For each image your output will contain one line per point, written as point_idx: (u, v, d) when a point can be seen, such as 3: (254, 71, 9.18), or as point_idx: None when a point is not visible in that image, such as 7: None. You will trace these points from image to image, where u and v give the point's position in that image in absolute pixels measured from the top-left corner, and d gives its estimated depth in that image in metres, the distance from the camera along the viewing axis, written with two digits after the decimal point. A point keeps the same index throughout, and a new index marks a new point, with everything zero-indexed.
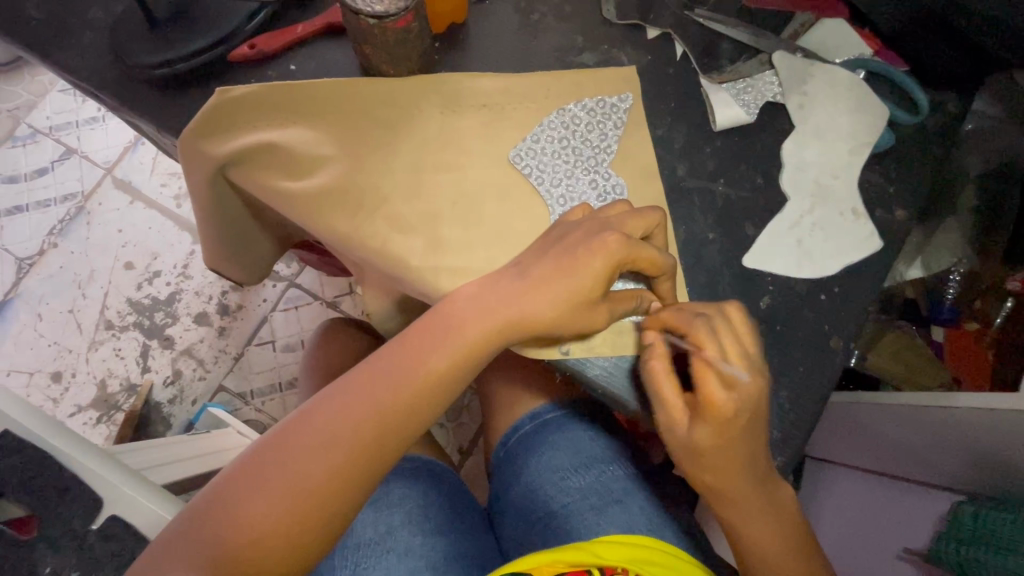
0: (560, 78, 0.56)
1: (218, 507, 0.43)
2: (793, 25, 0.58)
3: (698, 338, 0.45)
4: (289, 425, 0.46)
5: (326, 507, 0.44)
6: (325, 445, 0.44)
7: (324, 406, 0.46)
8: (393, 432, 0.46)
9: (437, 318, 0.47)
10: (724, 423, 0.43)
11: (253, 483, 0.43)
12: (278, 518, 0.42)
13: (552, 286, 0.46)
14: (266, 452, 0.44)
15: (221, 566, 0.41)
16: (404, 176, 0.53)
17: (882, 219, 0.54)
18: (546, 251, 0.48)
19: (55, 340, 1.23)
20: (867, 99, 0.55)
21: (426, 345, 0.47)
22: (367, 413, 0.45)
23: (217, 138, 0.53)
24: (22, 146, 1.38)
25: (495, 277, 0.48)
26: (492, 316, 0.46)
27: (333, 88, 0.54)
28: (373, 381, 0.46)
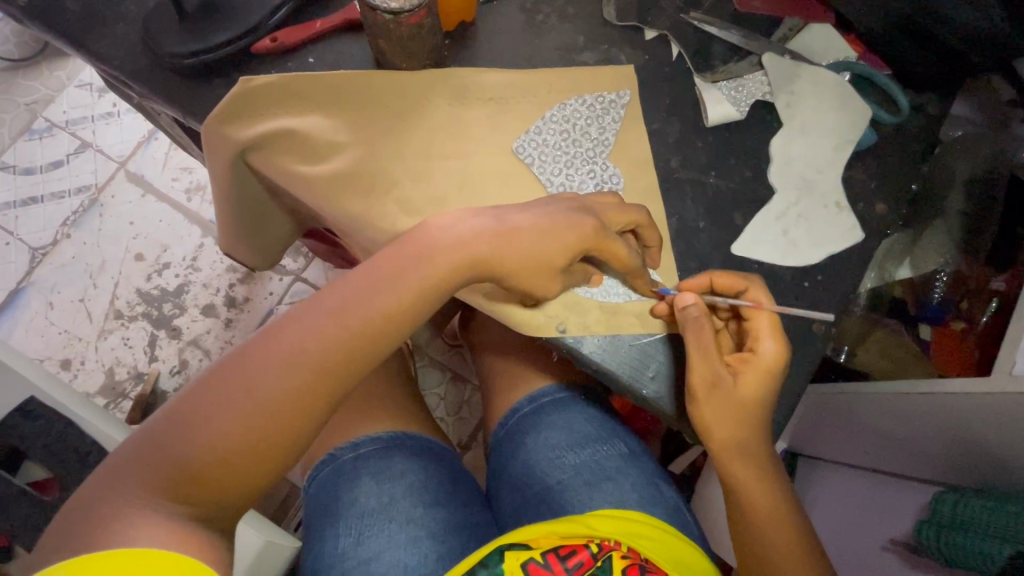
0: (562, 75, 0.60)
1: (179, 428, 0.45)
2: (782, 29, 0.62)
3: (754, 295, 0.52)
4: (249, 351, 0.47)
5: (291, 423, 0.46)
6: (288, 366, 0.46)
7: (286, 331, 0.47)
8: (359, 357, 0.48)
9: (403, 249, 0.49)
10: (774, 368, 0.49)
11: (216, 399, 0.45)
12: (242, 433, 0.45)
13: (527, 257, 0.49)
14: (227, 375, 0.46)
15: (187, 474, 0.44)
16: (414, 163, 0.57)
17: (864, 212, 0.57)
18: (525, 215, 0.50)
19: (65, 328, 1.27)
20: (851, 99, 0.58)
21: (390, 276, 0.48)
22: (330, 337, 0.47)
23: (240, 125, 0.56)
24: (39, 139, 1.42)
25: (465, 218, 0.50)
26: (463, 254, 0.49)
27: (349, 79, 0.57)
28: (336, 307, 0.47)
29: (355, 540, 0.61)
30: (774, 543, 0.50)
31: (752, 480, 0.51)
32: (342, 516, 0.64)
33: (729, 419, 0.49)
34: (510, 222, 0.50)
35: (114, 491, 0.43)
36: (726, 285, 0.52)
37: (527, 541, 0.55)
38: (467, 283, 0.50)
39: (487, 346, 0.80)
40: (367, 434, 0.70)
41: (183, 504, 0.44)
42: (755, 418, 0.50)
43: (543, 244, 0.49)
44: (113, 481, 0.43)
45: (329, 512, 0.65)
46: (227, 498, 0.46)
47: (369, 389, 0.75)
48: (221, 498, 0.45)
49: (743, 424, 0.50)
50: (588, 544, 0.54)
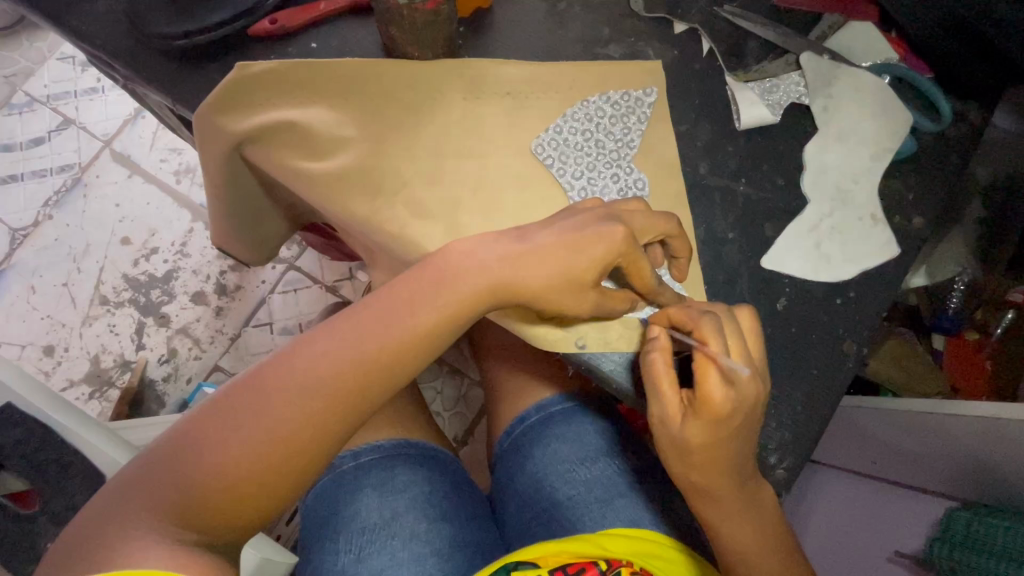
0: (585, 69, 0.55)
1: (186, 452, 0.42)
2: (822, 26, 0.58)
3: (701, 332, 0.43)
4: (261, 374, 0.44)
5: (303, 453, 0.43)
6: (302, 392, 0.43)
7: (302, 356, 0.44)
8: (376, 383, 0.45)
9: (426, 271, 0.46)
10: (717, 419, 0.42)
11: (224, 425, 0.42)
12: (251, 463, 0.42)
13: (552, 276, 0.46)
14: (238, 398, 0.43)
15: (190, 505, 0.41)
16: (426, 162, 0.53)
17: (901, 225, 0.54)
18: (547, 232, 0.47)
19: (48, 313, 1.22)
20: (893, 105, 0.55)
21: (413, 298, 0.46)
22: (348, 362, 0.44)
23: (235, 115, 0.52)
24: (18, 114, 1.35)
25: (489, 240, 0.48)
26: (484, 275, 0.46)
27: (355, 68, 0.53)
28: (355, 331, 0.45)
29: (356, 557, 0.58)
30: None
31: (742, 518, 0.46)
32: (343, 530, 0.61)
33: (686, 455, 0.44)
34: (533, 241, 0.47)
35: (118, 516, 0.40)
36: (680, 320, 0.46)
37: (536, 560, 0.54)
38: (492, 308, 0.47)
39: (493, 351, 0.77)
40: (368, 443, 0.68)
41: (190, 533, 0.41)
42: (739, 459, 0.44)
43: (566, 260, 0.46)
44: (117, 506, 0.41)
45: (329, 524, 0.62)
46: (235, 528, 0.43)
47: None
48: (229, 528, 0.42)
49: (728, 465, 0.44)
50: (597, 563, 0.54)
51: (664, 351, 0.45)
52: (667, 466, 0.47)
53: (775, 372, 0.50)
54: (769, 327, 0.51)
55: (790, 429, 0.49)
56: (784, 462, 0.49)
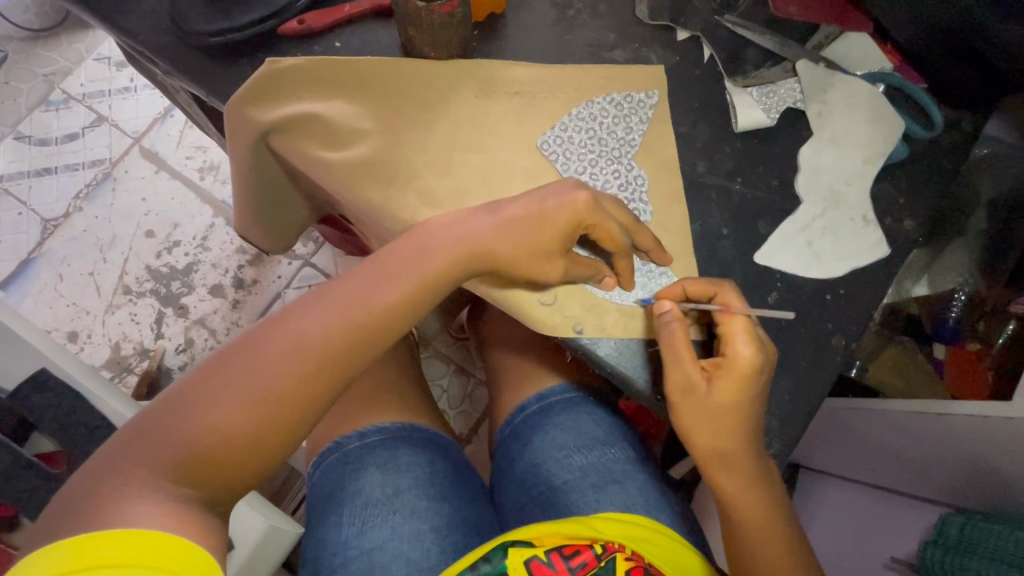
0: (591, 72, 0.59)
1: (182, 408, 0.45)
2: (819, 35, 0.60)
3: (722, 297, 0.50)
4: (255, 336, 0.48)
5: (296, 406, 0.47)
6: (294, 350, 0.47)
7: (295, 320, 0.49)
8: (362, 344, 0.49)
9: (410, 245, 0.51)
10: (745, 375, 0.46)
11: (220, 382, 0.46)
12: (246, 415, 0.46)
13: (524, 248, 0.51)
14: (233, 358, 0.47)
15: (186, 456, 0.44)
16: (438, 155, 0.56)
17: (892, 227, 0.56)
18: (518, 199, 0.52)
19: (73, 301, 1.27)
20: (886, 112, 0.57)
21: (397, 268, 0.50)
22: (337, 325, 0.49)
23: (263, 107, 0.56)
24: (55, 111, 1.42)
25: (466, 211, 0.53)
26: (462, 244, 0.51)
27: (374, 65, 0.57)
28: (343, 297, 0.49)
29: (359, 529, 0.61)
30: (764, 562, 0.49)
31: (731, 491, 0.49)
32: (348, 505, 0.64)
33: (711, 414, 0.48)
34: (504, 213, 0.52)
35: (118, 470, 0.43)
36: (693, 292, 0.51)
37: (532, 539, 0.54)
38: (468, 272, 0.52)
39: (496, 341, 0.81)
40: (374, 425, 0.70)
41: (187, 485, 0.44)
42: (737, 428, 0.48)
43: (554, 239, 0.50)
44: (115, 461, 0.44)
45: (334, 500, 0.65)
46: (231, 479, 0.46)
47: (377, 381, 0.75)
48: (224, 479, 0.46)
49: (717, 439, 0.48)
50: (592, 545, 0.54)
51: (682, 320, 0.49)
52: (686, 435, 0.50)
53: None
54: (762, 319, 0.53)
55: (778, 417, 0.51)
56: (771, 449, 0.51)
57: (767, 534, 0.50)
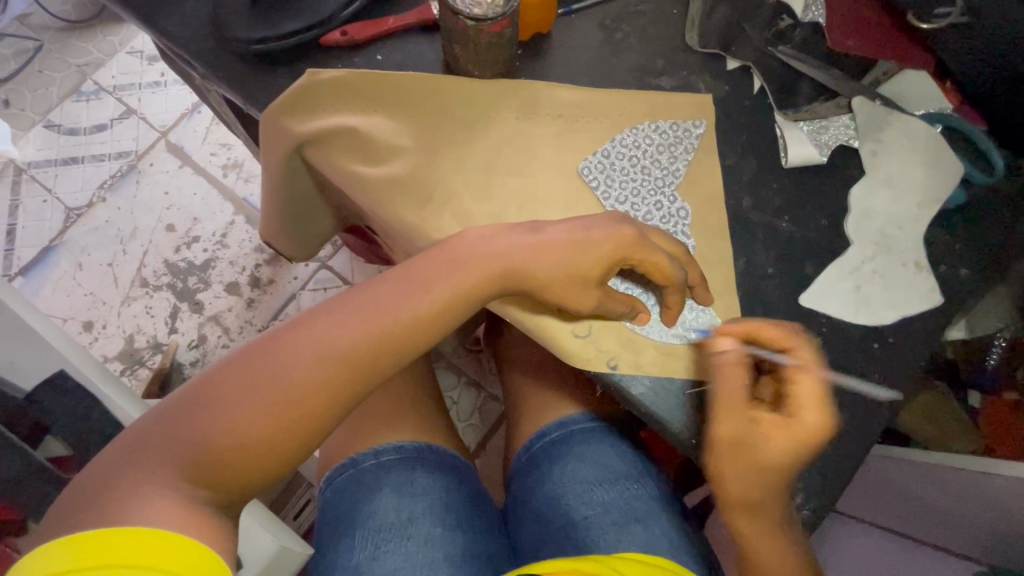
0: (636, 97, 0.57)
1: (202, 406, 0.44)
2: (876, 72, 0.58)
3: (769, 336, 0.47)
4: (280, 339, 0.47)
5: (316, 413, 0.46)
6: (318, 356, 0.46)
7: (320, 324, 0.47)
8: (386, 354, 0.48)
9: (441, 254, 0.49)
10: (811, 437, 0.43)
11: (241, 384, 0.45)
12: (265, 418, 0.44)
13: (559, 268, 0.49)
14: (256, 360, 0.46)
15: (203, 456, 0.43)
16: (475, 176, 0.55)
17: (946, 274, 0.53)
18: (558, 226, 0.50)
19: (91, 291, 1.27)
20: (944, 156, 0.55)
21: (427, 279, 0.49)
22: (363, 333, 0.47)
23: (301, 117, 0.55)
24: (85, 102, 1.43)
25: (503, 230, 0.51)
26: (496, 262, 0.49)
27: (416, 82, 0.55)
28: (371, 304, 0.48)
29: (370, 554, 0.59)
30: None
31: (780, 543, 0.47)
32: (359, 527, 0.62)
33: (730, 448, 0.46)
34: (545, 233, 0.50)
35: (130, 469, 0.42)
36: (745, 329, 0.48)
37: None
38: (500, 294, 0.51)
39: (518, 363, 0.79)
40: (389, 443, 0.69)
41: (201, 488, 0.43)
42: (764, 477, 0.45)
43: (595, 270, 0.48)
44: (129, 458, 0.42)
45: (348, 520, 0.63)
46: (246, 483, 0.45)
47: (395, 398, 0.73)
48: (237, 482, 0.44)
49: (756, 486, 0.45)
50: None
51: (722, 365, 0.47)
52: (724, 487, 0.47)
53: None
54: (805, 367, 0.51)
55: (817, 470, 0.48)
56: (810, 505, 0.48)
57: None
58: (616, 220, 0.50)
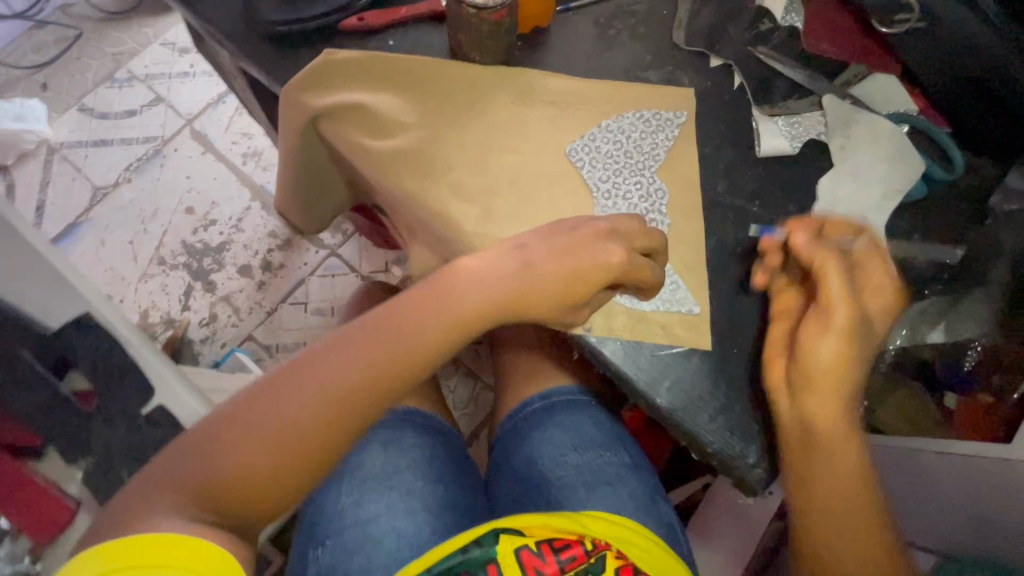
0: (623, 88, 0.62)
1: (214, 439, 0.47)
2: (848, 74, 0.62)
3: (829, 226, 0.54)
4: (285, 375, 0.49)
5: (321, 446, 0.48)
6: (323, 389, 0.48)
7: (314, 363, 0.49)
8: (388, 386, 0.50)
9: (436, 290, 0.52)
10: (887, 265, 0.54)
11: (249, 419, 0.47)
12: (273, 450, 0.47)
13: (542, 288, 0.51)
14: (264, 395, 0.48)
15: (214, 487, 0.46)
16: (471, 152, 0.60)
17: (904, 261, 0.58)
18: (539, 247, 0.52)
19: (111, 266, 1.34)
20: (907, 152, 0.59)
21: (424, 313, 0.51)
22: (365, 367, 0.49)
23: (317, 93, 0.60)
24: (118, 88, 1.52)
25: (495, 258, 0.52)
26: (487, 294, 0.51)
27: (422, 65, 0.61)
28: (372, 338, 0.50)
29: (355, 500, 0.64)
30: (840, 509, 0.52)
31: (837, 427, 0.51)
32: (349, 477, 0.67)
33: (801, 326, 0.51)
34: (529, 260, 0.52)
35: (149, 497, 0.45)
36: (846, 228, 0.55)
37: (522, 529, 0.56)
38: (494, 324, 0.53)
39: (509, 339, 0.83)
40: None
41: (215, 514, 0.45)
42: (842, 359, 0.50)
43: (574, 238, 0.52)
44: (150, 487, 0.46)
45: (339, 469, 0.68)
46: (258, 512, 0.48)
47: None
48: (250, 511, 0.47)
49: (830, 357, 0.49)
50: (584, 540, 0.56)
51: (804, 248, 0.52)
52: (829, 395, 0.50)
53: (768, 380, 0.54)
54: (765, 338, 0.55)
55: (771, 432, 0.53)
56: (764, 463, 0.52)
57: (861, 481, 0.52)
58: (603, 238, 0.52)
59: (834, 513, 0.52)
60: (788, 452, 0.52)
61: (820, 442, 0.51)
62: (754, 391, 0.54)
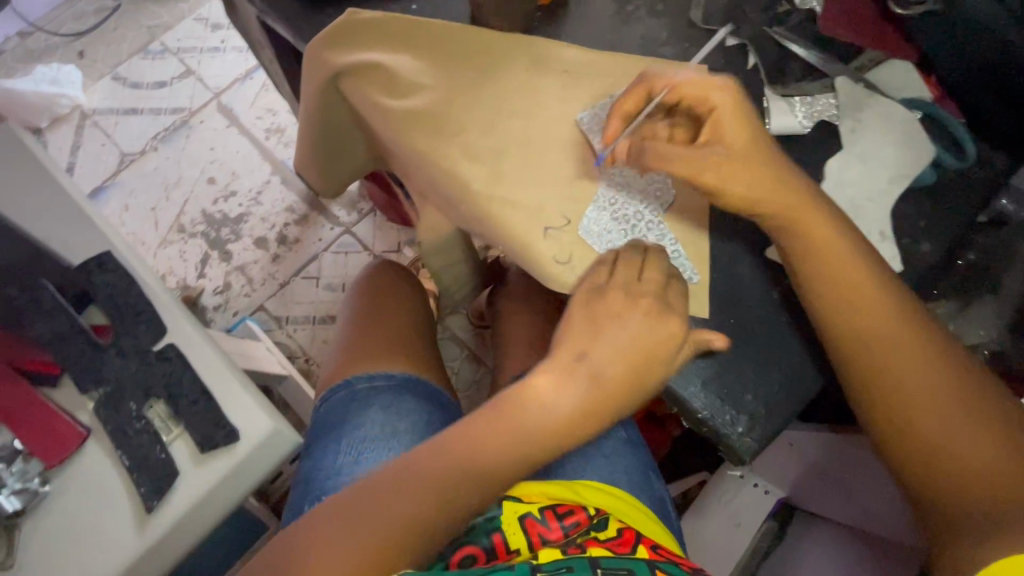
0: (638, 62, 0.63)
1: (296, 552, 0.46)
2: (863, 59, 0.62)
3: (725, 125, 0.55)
4: (363, 490, 0.48)
5: (402, 556, 0.46)
6: (404, 510, 0.46)
7: (392, 491, 0.47)
8: (460, 498, 0.48)
9: (513, 409, 0.49)
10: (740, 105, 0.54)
11: (328, 532, 0.46)
12: (356, 561, 0.45)
13: (608, 397, 0.49)
14: (346, 507, 0.47)
15: None
16: (484, 116, 0.61)
17: (908, 246, 0.58)
18: (610, 359, 0.49)
19: (133, 231, 1.39)
20: (918, 138, 0.59)
21: (499, 431, 0.49)
22: (440, 487, 0.47)
23: (340, 51, 0.62)
24: (151, 59, 1.56)
25: (567, 380, 0.49)
26: (563, 415, 0.48)
27: (442, 29, 0.62)
28: (449, 458, 0.48)
29: (354, 459, 0.67)
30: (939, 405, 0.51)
31: (878, 322, 0.52)
32: (349, 435, 0.69)
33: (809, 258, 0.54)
34: (597, 372, 0.48)
35: None
36: (640, 97, 0.57)
37: (524, 496, 0.61)
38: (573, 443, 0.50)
39: (512, 312, 0.85)
40: (384, 370, 0.75)
41: None
42: (844, 264, 0.53)
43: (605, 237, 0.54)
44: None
45: (339, 428, 0.70)
46: None
47: (397, 327, 0.80)
48: None
49: (842, 292, 0.53)
50: (586, 507, 0.61)
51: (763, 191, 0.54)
52: (868, 323, 0.52)
53: (761, 354, 0.56)
54: (760, 315, 0.57)
55: (761, 404, 0.54)
56: (752, 433, 0.54)
57: (935, 369, 0.51)
58: (656, 315, 0.50)
59: (961, 430, 0.50)
60: (862, 380, 0.53)
61: (887, 365, 0.52)
62: (748, 363, 0.55)
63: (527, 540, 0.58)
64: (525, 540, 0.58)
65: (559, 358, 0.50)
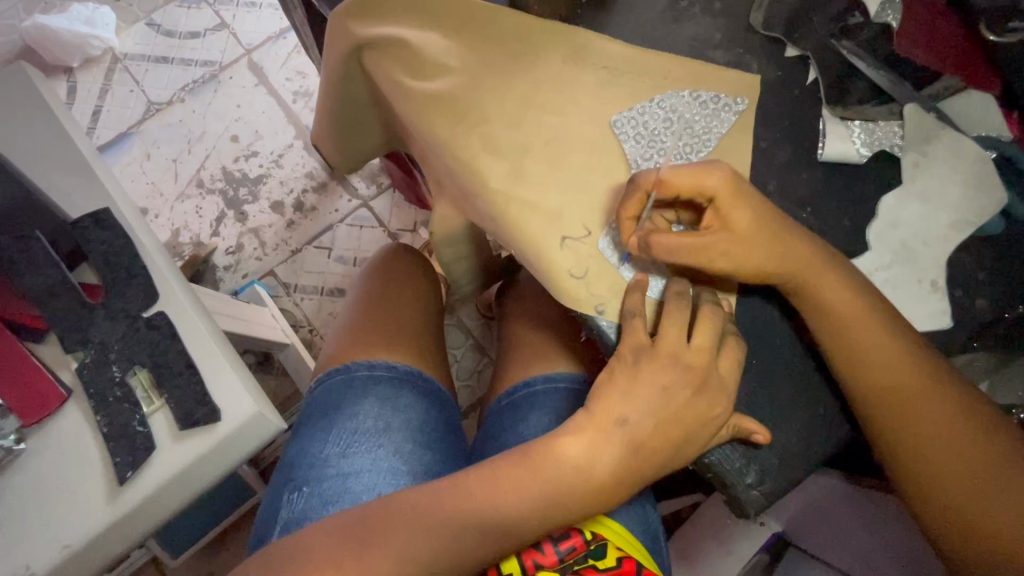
0: (687, 64, 0.57)
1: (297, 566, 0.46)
2: (938, 86, 0.56)
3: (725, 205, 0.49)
4: (375, 514, 0.48)
5: None
6: (415, 543, 0.47)
7: (408, 516, 0.48)
8: (478, 549, 0.47)
9: (537, 462, 0.49)
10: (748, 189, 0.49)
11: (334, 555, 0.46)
12: None
13: (638, 463, 0.48)
14: (356, 528, 0.48)
15: None
16: (513, 108, 0.56)
17: (961, 300, 0.52)
18: (644, 421, 0.48)
19: (152, 181, 1.37)
20: (989, 181, 0.53)
21: (524, 484, 0.48)
22: (452, 529, 0.47)
23: (364, 21, 0.56)
24: (186, 8, 1.52)
25: (601, 442, 0.48)
26: (589, 476, 0.48)
27: (476, 8, 0.55)
28: (466, 501, 0.48)
29: (342, 451, 0.64)
30: (967, 478, 0.48)
31: (900, 404, 0.49)
32: (340, 425, 0.67)
33: (837, 314, 0.50)
34: (630, 439, 0.48)
35: None
36: (637, 199, 0.49)
37: None
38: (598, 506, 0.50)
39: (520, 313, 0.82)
40: (386, 360, 0.71)
41: None
42: (876, 334, 0.49)
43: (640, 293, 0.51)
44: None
45: (328, 416, 0.68)
46: None
47: (400, 316, 0.77)
48: None
49: (871, 360, 0.49)
50: (584, 531, 0.58)
51: (797, 239, 0.50)
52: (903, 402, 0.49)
53: (779, 398, 0.51)
54: (784, 357, 0.52)
55: (775, 456, 0.50)
56: (761, 485, 0.50)
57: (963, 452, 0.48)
58: (703, 386, 0.49)
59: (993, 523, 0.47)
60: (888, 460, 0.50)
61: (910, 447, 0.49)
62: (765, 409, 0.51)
63: (521, 564, 0.56)
64: (519, 564, 0.56)
65: (594, 420, 0.50)
